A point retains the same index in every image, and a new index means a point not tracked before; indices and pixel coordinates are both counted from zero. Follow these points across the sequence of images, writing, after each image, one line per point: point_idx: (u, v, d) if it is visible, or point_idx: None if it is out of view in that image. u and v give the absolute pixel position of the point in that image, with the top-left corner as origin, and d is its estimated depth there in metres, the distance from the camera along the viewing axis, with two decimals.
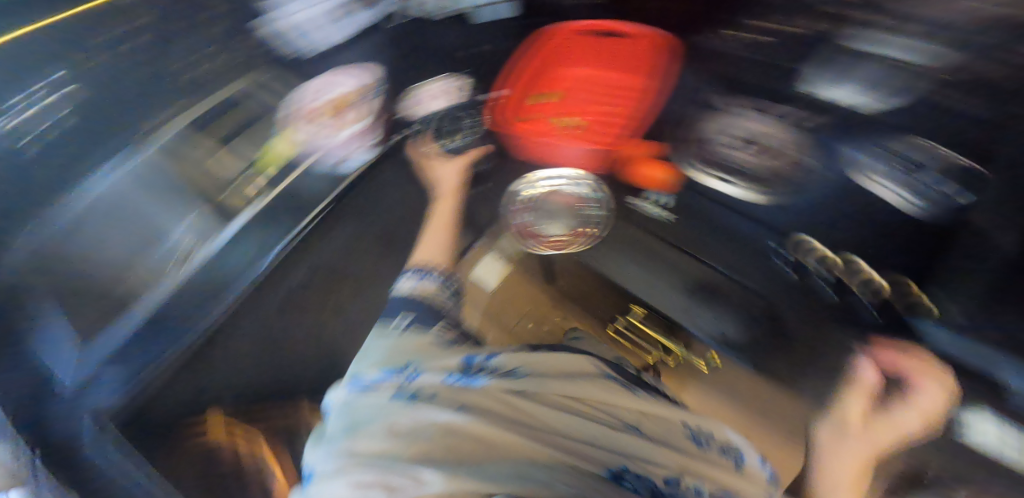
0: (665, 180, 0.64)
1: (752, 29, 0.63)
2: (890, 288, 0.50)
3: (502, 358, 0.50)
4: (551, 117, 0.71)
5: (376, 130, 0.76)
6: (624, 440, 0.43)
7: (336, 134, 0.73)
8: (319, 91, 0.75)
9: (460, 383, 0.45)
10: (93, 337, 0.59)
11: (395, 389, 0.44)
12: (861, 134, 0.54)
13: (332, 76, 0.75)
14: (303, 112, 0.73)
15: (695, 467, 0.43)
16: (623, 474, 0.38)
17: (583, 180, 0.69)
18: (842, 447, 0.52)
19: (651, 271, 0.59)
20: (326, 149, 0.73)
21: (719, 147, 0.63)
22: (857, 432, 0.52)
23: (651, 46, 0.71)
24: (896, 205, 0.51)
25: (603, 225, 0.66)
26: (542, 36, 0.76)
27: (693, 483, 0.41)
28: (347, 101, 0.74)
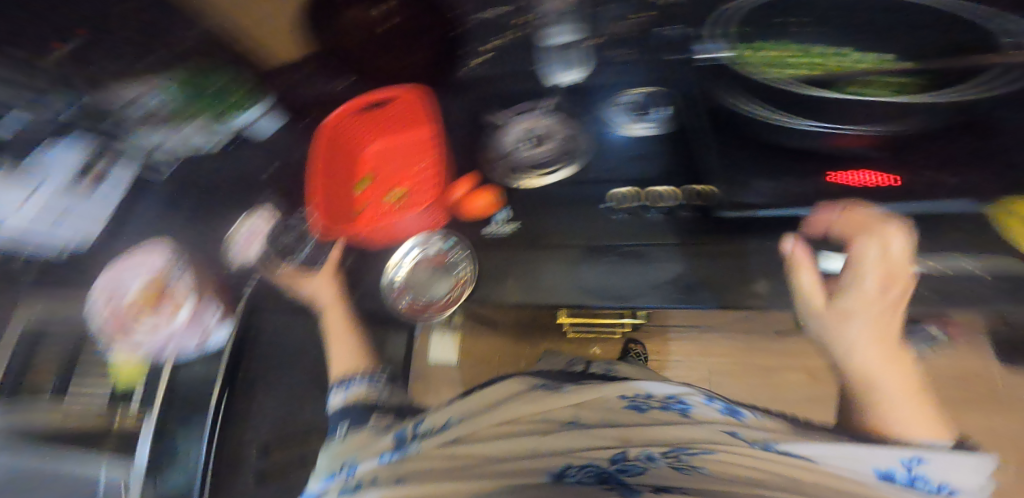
0: (491, 205, 0.66)
1: (483, 55, 0.73)
2: (706, 194, 0.59)
3: (430, 418, 0.56)
4: (374, 201, 0.72)
5: (215, 302, 0.62)
6: (569, 439, 0.51)
7: (164, 330, 0.57)
8: (105, 297, 0.56)
9: (393, 456, 0.49)
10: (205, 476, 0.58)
11: (339, 488, 0.47)
12: (607, 93, 0.68)
13: (116, 271, 0.57)
14: (109, 325, 0.56)
15: (652, 436, 0.50)
16: (567, 471, 0.47)
17: (432, 238, 0.67)
18: (843, 332, 0.55)
19: (561, 261, 0.64)
20: (169, 348, 0.57)
21: (522, 153, 0.68)
22: (845, 315, 0.55)
23: (414, 103, 0.69)
24: (648, 133, 0.65)
25: (470, 269, 0.65)
26: (322, 138, 0.67)
27: (642, 452, 0.48)
28: (158, 292, 0.58)
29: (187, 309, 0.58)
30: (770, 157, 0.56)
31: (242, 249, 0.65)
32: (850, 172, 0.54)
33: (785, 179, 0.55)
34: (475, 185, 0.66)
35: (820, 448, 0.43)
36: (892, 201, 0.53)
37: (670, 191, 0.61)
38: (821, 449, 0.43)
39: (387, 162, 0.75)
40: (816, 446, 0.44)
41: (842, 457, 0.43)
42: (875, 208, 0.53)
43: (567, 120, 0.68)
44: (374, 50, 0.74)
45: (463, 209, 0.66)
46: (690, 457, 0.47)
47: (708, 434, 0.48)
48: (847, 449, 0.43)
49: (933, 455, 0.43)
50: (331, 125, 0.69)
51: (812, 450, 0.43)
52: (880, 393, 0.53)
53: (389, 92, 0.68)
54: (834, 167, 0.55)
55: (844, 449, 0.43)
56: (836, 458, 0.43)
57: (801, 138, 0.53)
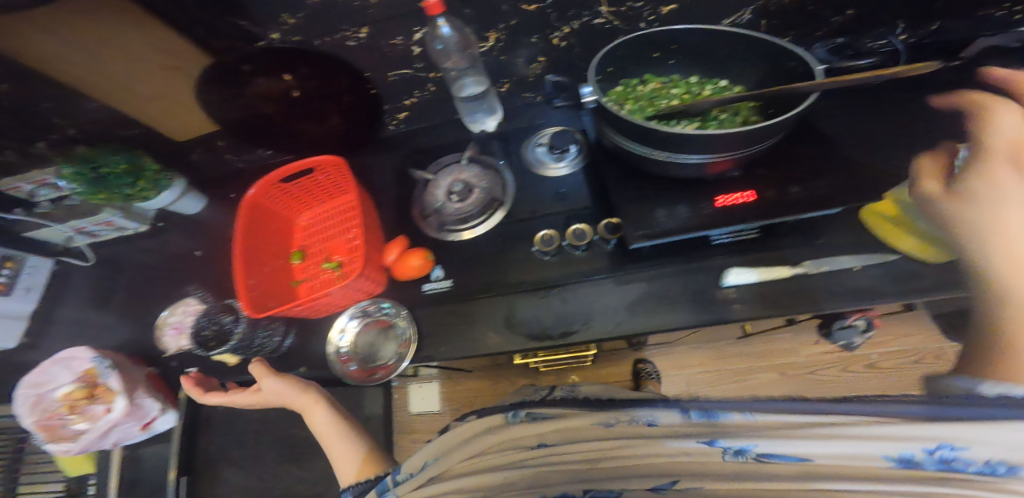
0: (424, 265, 0.73)
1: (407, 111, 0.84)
2: (612, 227, 0.69)
3: (408, 463, 0.58)
4: (313, 271, 0.75)
5: (145, 396, 0.61)
6: (551, 475, 0.50)
7: (97, 424, 0.58)
8: (46, 393, 0.60)
9: None
10: None
11: None
12: (517, 148, 0.84)
13: (48, 369, 0.61)
14: (45, 417, 0.60)
15: (632, 456, 0.49)
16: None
17: (368, 305, 0.72)
18: (1001, 223, 0.46)
19: (530, 302, 0.69)
20: (107, 439, 0.60)
21: (449, 206, 0.77)
22: (1001, 210, 0.46)
23: (336, 173, 0.75)
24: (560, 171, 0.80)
25: (413, 328, 0.70)
26: (240, 223, 0.67)
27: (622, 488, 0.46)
28: (91, 385, 0.61)
29: (115, 406, 0.58)
30: (660, 188, 0.62)
31: (172, 342, 0.69)
32: (737, 193, 0.58)
33: (680, 208, 0.59)
34: (405, 249, 0.74)
35: (847, 432, 0.44)
36: (777, 212, 0.56)
37: (580, 230, 0.71)
38: (814, 441, 0.44)
39: (319, 230, 0.78)
40: (751, 434, 0.46)
41: (836, 449, 0.43)
42: (761, 217, 0.56)
43: (487, 172, 0.80)
44: (284, 116, 0.75)
45: (398, 268, 0.73)
46: (681, 485, 0.44)
47: (694, 451, 0.48)
48: (847, 443, 0.43)
49: (973, 438, 0.40)
50: (251, 204, 0.70)
51: (766, 445, 0.45)
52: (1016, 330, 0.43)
53: (311, 161, 0.72)
54: (724, 190, 0.58)
55: (865, 433, 0.44)
56: (836, 448, 0.43)
57: (687, 170, 0.58)
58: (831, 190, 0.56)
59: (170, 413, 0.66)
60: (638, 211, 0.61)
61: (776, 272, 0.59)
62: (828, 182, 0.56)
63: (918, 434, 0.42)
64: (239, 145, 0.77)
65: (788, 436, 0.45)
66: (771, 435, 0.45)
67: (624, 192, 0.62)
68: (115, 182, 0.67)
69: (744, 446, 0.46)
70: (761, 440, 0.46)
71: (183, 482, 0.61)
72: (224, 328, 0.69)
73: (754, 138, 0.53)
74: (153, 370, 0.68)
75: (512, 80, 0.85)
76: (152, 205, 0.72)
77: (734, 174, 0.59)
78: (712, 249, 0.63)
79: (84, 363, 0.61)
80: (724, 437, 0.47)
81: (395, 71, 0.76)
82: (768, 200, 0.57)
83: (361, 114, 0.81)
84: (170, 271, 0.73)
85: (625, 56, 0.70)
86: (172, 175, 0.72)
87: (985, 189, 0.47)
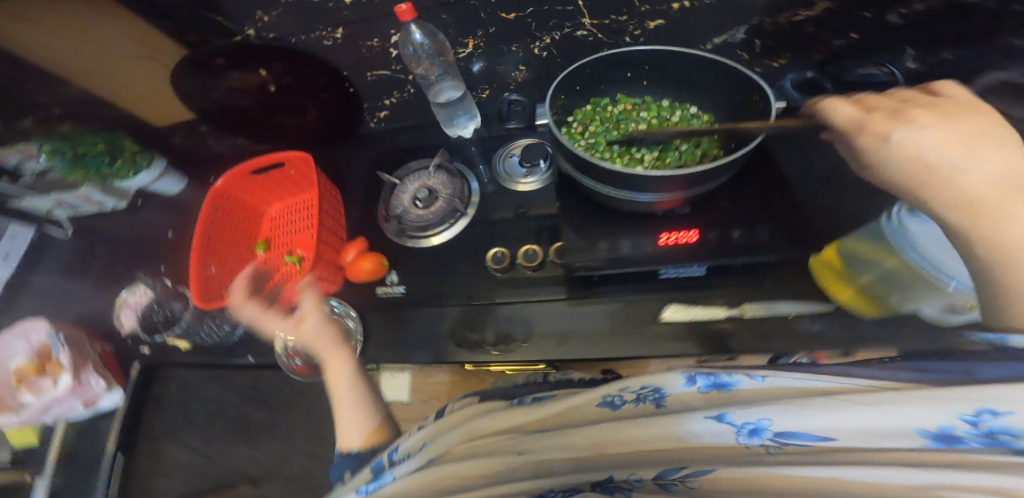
0: (377, 268, 0.75)
1: (384, 109, 0.85)
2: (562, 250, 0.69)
3: (405, 443, 0.52)
4: (275, 264, 0.78)
5: (89, 368, 0.63)
6: (548, 449, 0.41)
7: (44, 394, 0.61)
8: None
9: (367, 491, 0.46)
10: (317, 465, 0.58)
11: None
12: (487, 155, 0.85)
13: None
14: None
15: (619, 438, 0.40)
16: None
17: (322, 304, 0.75)
18: (949, 174, 0.38)
19: (471, 308, 0.70)
20: (56, 409, 0.63)
21: (412, 211, 0.78)
22: (942, 159, 0.38)
23: (303, 172, 0.77)
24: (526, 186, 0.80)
25: (358, 330, 0.71)
26: (204, 213, 0.70)
27: (630, 472, 0.36)
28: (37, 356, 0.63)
29: (60, 378, 0.61)
30: (606, 217, 0.61)
31: (126, 320, 0.71)
32: (681, 232, 0.57)
33: (620, 241, 0.59)
34: (362, 251, 0.76)
35: (874, 401, 0.33)
36: (711, 258, 0.56)
37: (531, 250, 0.70)
38: (830, 412, 0.34)
39: (286, 223, 0.81)
40: (763, 409, 0.36)
41: (863, 427, 0.33)
42: (696, 262, 0.57)
43: (453, 180, 0.80)
44: (261, 110, 0.77)
45: (352, 270, 0.75)
46: (691, 469, 0.34)
47: (701, 437, 0.37)
48: (880, 419, 0.33)
49: (1002, 394, 0.30)
50: (217, 195, 0.73)
51: (788, 422, 0.35)
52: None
53: (280, 156, 0.74)
54: (668, 227, 0.58)
55: (898, 398, 0.33)
56: (864, 424, 0.33)
57: (629, 200, 0.57)
58: (769, 239, 0.56)
59: (116, 392, 0.68)
60: (580, 238, 0.61)
61: (710, 313, 0.61)
62: (767, 230, 0.56)
63: (947, 395, 0.32)
64: (219, 133, 0.80)
65: (809, 406, 0.35)
66: (796, 407, 0.35)
67: (571, 218, 0.63)
68: (89, 162, 0.71)
69: (757, 424, 0.36)
70: (775, 413, 0.36)
71: (117, 457, 0.75)
72: (173, 314, 0.72)
73: (700, 178, 0.52)
74: (105, 346, 0.71)
75: (491, 87, 0.85)
76: (130, 184, 0.75)
77: (683, 211, 0.58)
78: (653, 284, 0.64)
79: (37, 334, 0.63)
80: (735, 410, 0.37)
81: (373, 71, 0.77)
82: (706, 245, 0.57)
83: (338, 113, 0.83)
84: (141, 245, 0.78)
85: (595, 72, 0.69)
86: (149, 155, 0.75)
87: (909, 148, 0.40)
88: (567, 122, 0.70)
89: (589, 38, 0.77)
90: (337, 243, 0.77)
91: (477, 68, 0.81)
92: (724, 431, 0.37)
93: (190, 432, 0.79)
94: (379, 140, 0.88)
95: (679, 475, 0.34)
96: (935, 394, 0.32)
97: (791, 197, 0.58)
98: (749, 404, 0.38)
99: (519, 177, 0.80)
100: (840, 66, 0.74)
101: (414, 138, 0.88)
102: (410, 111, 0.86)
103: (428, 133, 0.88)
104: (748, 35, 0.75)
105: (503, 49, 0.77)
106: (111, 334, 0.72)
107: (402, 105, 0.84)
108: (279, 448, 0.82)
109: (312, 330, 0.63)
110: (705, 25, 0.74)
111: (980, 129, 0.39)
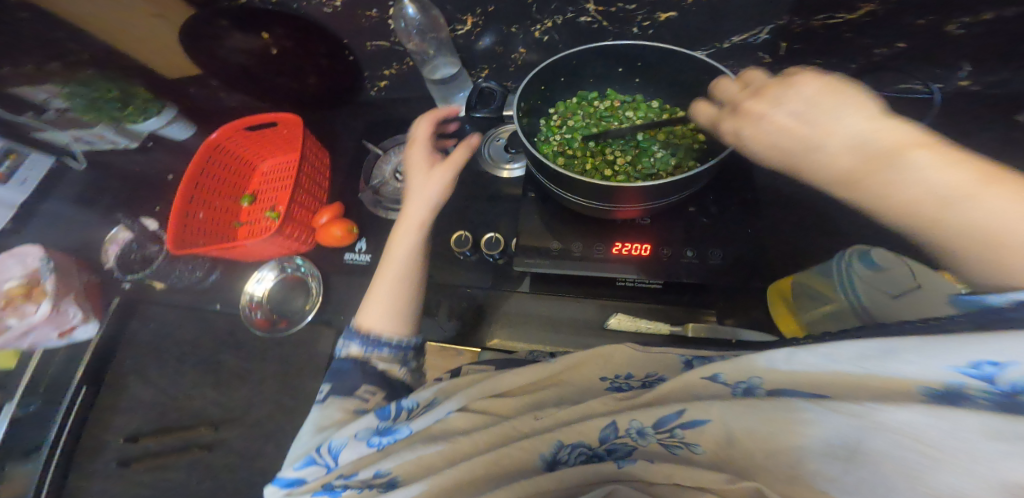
0: (345, 235, 0.76)
1: (383, 80, 0.84)
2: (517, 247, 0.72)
3: (417, 394, 0.50)
4: (256, 217, 0.82)
5: (71, 303, 0.73)
6: (565, 410, 0.43)
7: (29, 318, 0.71)
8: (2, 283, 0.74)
9: (384, 439, 0.45)
10: (328, 371, 0.56)
11: (354, 467, 0.44)
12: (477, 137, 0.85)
13: (9, 264, 0.75)
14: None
15: (637, 398, 0.41)
16: (559, 456, 0.40)
17: (285, 264, 0.80)
18: (812, 162, 0.42)
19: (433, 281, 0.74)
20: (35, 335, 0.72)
21: (388, 183, 0.80)
22: (795, 138, 0.44)
23: (292, 132, 0.80)
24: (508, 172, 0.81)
25: (318, 290, 0.76)
26: (194, 163, 0.74)
27: (631, 422, 0.39)
28: (33, 284, 0.74)
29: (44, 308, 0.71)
30: (572, 219, 0.68)
31: (110, 254, 0.82)
32: (635, 244, 0.64)
33: (575, 243, 0.66)
34: (336, 217, 0.77)
35: (851, 348, 0.31)
36: (658, 270, 0.63)
37: (495, 238, 0.73)
38: (808, 359, 0.33)
39: (273, 179, 0.84)
40: (751, 363, 0.37)
41: (846, 372, 0.31)
42: (644, 273, 0.63)
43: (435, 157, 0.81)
44: (262, 70, 0.80)
45: (322, 235, 0.76)
46: (687, 418, 0.36)
47: (702, 393, 0.38)
48: (869, 358, 0.30)
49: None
50: (210, 146, 0.77)
51: (780, 378, 0.34)
52: (952, 225, 0.33)
53: (274, 117, 0.77)
54: (623, 238, 0.65)
55: (871, 345, 0.30)
56: (835, 372, 0.31)
57: (591, 197, 0.58)
58: (719, 262, 0.63)
59: (91, 325, 0.76)
60: (538, 239, 0.68)
61: (654, 327, 0.64)
62: (718, 255, 0.63)
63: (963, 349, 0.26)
64: (229, 89, 0.84)
65: (785, 356, 0.35)
66: (772, 358, 0.35)
67: (542, 217, 0.69)
68: (105, 108, 0.77)
69: (750, 384, 0.36)
70: (769, 373, 0.35)
71: (81, 390, 0.77)
72: (150, 255, 0.83)
73: (659, 193, 0.55)
74: (92, 277, 0.81)
75: (491, 67, 0.81)
76: (142, 128, 0.82)
77: (641, 223, 0.66)
78: (607, 291, 0.68)
79: (33, 261, 0.75)
80: (724, 369, 0.38)
81: (374, 41, 0.75)
82: (656, 259, 0.64)
83: (341, 82, 0.84)
84: (161, 188, 0.87)
85: (586, 60, 0.66)
86: (160, 104, 0.82)
87: (758, 137, 0.47)
88: (547, 112, 0.70)
89: (594, 26, 0.71)
90: (314, 205, 0.79)
91: (483, 45, 0.76)
92: (719, 391, 0.37)
93: (156, 367, 0.80)
94: (376, 108, 0.88)
95: (677, 428, 0.37)
96: (887, 354, 0.29)
97: (743, 227, 0.64)
98: (740, 360, 0.38)
99: (503, 163, 0.81)
100: (870, 82, 0.66)
101: (410, 111, 0.87)
102: (408, 84, 0.84)
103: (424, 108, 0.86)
104: (772, 37, 0.69)
105: (505, 30, 0.73)
106: (96, 266, 0.82)
107: (400, 76, 0.82)
108: (248, 391, 0.78)
109: (420, 201, 0.64)
110: (724, 20, 0.68)
111: (831, 103, 0.42)
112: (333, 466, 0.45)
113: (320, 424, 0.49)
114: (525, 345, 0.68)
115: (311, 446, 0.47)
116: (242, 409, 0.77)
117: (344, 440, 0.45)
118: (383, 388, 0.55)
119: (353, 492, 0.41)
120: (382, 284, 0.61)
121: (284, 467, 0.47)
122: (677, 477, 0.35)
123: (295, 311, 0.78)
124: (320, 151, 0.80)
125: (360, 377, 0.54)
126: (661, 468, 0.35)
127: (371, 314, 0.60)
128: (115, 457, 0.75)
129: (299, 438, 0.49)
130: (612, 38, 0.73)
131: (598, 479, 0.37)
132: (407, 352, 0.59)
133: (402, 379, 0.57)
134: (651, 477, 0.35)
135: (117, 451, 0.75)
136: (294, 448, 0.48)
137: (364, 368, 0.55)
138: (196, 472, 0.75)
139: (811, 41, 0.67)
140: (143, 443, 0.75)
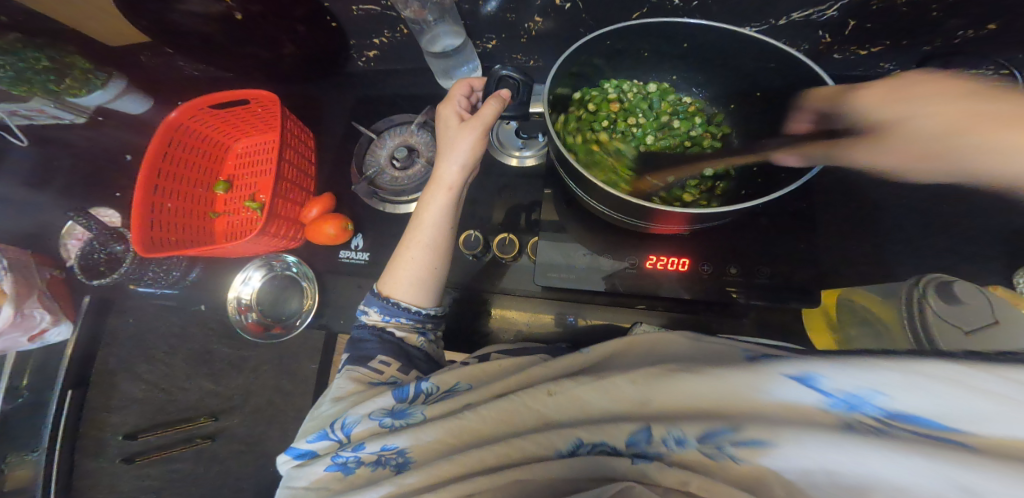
0: (339, 234, 0.68)
1: (376, 51, 0.72)
2: (529, 248, 0.66)
3: (438, 376, 0.46)
4: (234, 206, 0.73)
5: (36, 306, 0.68)
6: (585, 395, 0.39)
7: None
8: None
9: (397, 420, 0.41)
10: (353, 336, 0.54)
11: (365, 437, 0.41)
12: None
13: None
14: None
15: (681, 394, 0.37)
16: (576, 451, 0.36)
17: (275, 262, 0.74)
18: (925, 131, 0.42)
19: None
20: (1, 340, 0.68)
21: (385, 170, 0.70)
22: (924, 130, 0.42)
23: (272, 113, 0.69)
24: (519, 162, 0.72)
25: (313, 293, 0.70)
26: (152, 149, 0.64)
27: (669, 431, 0.35)
28: None
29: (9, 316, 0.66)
30: (597, 227, 0.63)
31: (71, 250, 0.76)
32: (672, 258, 0.60)
33: (604, 257, 0.61)
34: (329, 211, 0.69)
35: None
36: (694, 288, 0.59)
37: (508, 239, 0.66)
38: (991, 385, 0.27)
39: (251, 162, 0.76)
40: (884, 373, 0.30)
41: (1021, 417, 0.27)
42: (681, 289, 0.59)
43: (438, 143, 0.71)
44: (225, 36, 0.67)
45: (313, 232, 0.68)
46: (744, 437, 0.32)
47: (782, 400, 0.33)
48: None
49: None
50: (171, 127, 0.66)
51: (909, 402, 0.29)
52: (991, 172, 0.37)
53: (244, 95, 0.65)
54: (657, 251, 0.60)
55: None
56: (1001, 416, 0.27)
57: (636, 211, 0.50)
58: (761, 279, 0.59)
59: (63, 326, 0.72)
60: (562, 250, 0.63)
61: None
62: (765, 272, 0.59)
63: None
64: (188, 55, 0.71)
65: (952, 377, 0.29)
66: (916, 381, 0.29)
67: (562, 224, 0.64)
68: (36, 79, 0.62)
69: (861, 397, 0.31)
70: (895, 387, 0.30)
71: (68, 394, 0.76)
72: (117, 254, 0.73)
73: (705, 218, 0.48)
74: (57, 273, 0.75)
75: (499, 37, 0.69)
76: (88, 101, 0.70)
77: (677, 235, 0.60)
78: (634, 298, 0.62)
79: None
80: (829, 374, 0.32)
81: (358, 5, 0.62)
82: (693, 273, 0.60)
83: (323, 51, 0.71)
84: (128, 167, 0.79)
85: (630, 38, 0.54)
86: (105, 76, 0.68)
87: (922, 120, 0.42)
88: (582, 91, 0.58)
89: None
90: (307, 193, 0.71)
91: (490, 10, 0.63)
92: (809, 394, 0.33)
93: (145, 364, 0.80)
94: (365, 80, 0.77)
95: (727, 446, 0.33)
96: None
97: (789, 243, 0.60)
98: (858, 364, 0.32)
99: (513, 149, 0.72)
100: None
101: (404, 85, 0.76)
102: (403, 54, 0.73)
103: (421, 81, 0.75)
104: (840, 14, 0.57)
105: None
106: (59, 261, 0.76)
107: (394, 45, 0.70)
108: (244, 382, 0.81)
109: (451, 159, 0.52)
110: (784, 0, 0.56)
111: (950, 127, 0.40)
112: (345, 441, 0.42)
113: (334, 396, 0.46)
114: (529, 331, 0.65)
115: (321, 420, 0.45)
116: (242, 396, 0.81)
117: (357, 417, 0.42)
118: (399, 359, 0.51)
119: (366, 467, 0.40)
120: (413, 258, 0.54)
121: (297, 436, 0.45)
122: (692, 485, 0.32)
123: (290, 315, 0.72)
124: (302, 133, 0.69)
125: (377, 346, 0.51)
126: (677, 473, 0.33)
127: (397, 283, 0.54)
128: (119, 453, 0.77)
129: (316, 404, 0.47)
130: (646, 11, 0.60)
131: (606, 477, 0.35)
132: (423, 326, 0.55)
133: (422, 349, 0.54)
134: (666, 482, 0.33)
135: (119, 448, 0.77)
136: (308, 417, 0.46)
137: (380, 343, 0.51)
138: (200, 460, 0.79)
139: (884, 21, 0.56)
140: (145, 438, 0.78)
